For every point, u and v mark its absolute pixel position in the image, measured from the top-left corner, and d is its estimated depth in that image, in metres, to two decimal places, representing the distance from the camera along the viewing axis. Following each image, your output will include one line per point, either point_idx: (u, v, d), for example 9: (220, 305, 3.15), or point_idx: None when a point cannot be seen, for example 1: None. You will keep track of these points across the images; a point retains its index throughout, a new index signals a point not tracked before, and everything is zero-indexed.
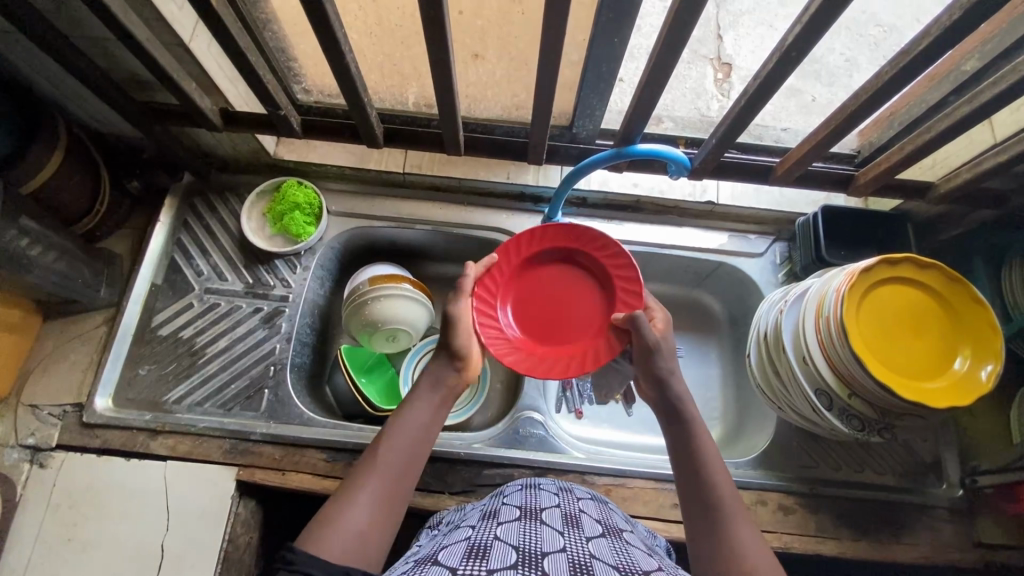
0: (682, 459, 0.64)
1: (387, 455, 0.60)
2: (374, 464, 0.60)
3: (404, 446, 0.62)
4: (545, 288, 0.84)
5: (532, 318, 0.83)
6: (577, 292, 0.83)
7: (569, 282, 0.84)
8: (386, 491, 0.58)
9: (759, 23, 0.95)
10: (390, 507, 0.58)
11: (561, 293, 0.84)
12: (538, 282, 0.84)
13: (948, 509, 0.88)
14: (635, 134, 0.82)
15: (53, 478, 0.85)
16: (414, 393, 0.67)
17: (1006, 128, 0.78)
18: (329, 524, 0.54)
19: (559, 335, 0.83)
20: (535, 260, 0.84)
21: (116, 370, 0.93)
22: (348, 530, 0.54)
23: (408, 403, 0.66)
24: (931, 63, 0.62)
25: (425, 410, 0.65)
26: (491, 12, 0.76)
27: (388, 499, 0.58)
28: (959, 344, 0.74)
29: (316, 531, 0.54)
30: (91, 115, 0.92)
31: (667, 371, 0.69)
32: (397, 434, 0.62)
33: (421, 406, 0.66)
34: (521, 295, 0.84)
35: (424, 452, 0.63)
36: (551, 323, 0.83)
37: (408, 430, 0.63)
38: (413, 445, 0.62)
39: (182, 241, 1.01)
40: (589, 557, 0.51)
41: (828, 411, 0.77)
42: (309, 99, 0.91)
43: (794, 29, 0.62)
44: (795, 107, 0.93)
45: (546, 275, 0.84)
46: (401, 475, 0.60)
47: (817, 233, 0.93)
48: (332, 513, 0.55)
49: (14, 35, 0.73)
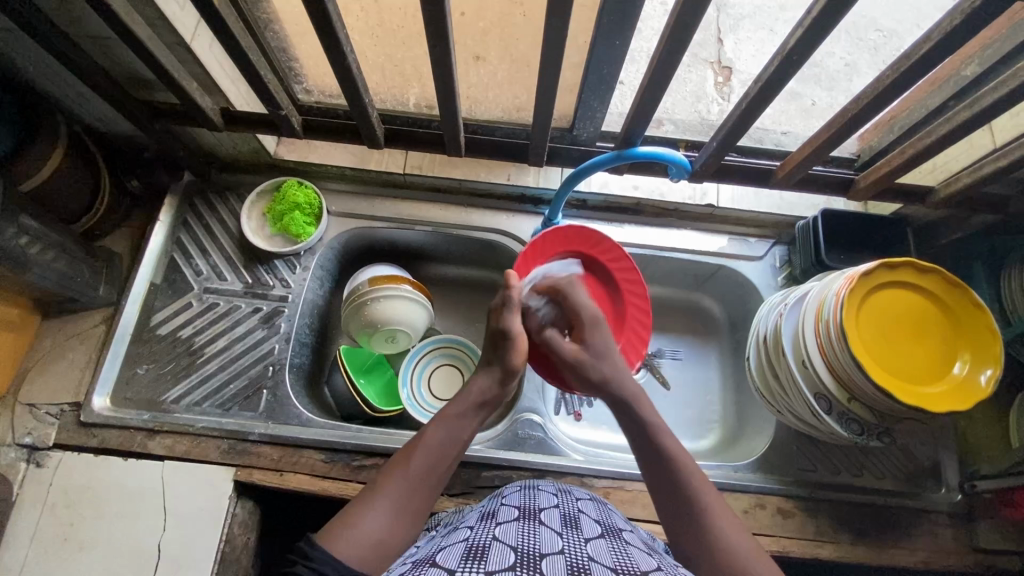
0: (658, 473, 0.64)
1: (414, 461, 0.62)
2: (401, 471, 0.61)
3: (433, 456, 0.64)
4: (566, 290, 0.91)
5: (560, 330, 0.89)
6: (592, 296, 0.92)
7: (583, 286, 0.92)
8: (408, 498, 0.60)
9: (759, 26, 0.93)
10: (413, 513, 0.59)
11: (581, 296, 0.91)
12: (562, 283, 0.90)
13: (947, 514, 0.88)
14: (636, 135, 0.82)
15: (50, 478, 0.85)
16: (451, 407, 0.70)
17: (1006, 133, 0.79)
18: (348, 527, 0.55)
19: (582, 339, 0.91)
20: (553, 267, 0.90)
21: (114, 369, 0.92)
22: (367, 534, 0.55)
23: (444, 414, 0.69)
24: (931, 68, 0.63)
25: (458, 424, 0.68)
26: (493, 14, 0.76)
27: (411, 505, 0.59)
28: (958, 349, 0.74)
29: (333, 532, 0.54)
30: (91, 113, 0.92)
31: (604, 376, 0.74)
32: (428, 443, 0.64)
33: (455, 420, 0.68)
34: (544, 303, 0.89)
35: (448, 461, 0.65)
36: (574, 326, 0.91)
37: (435, 441, 0.65)
38: (441, 455, 0.64)
39: (181, 240, 1.01)
40: (587, 559, 0.51)
41: (827, 415, 0.77)
42: (310, 99, 0.90)
43: (795, 33, 0.62)
44: (796, 111, 0.93)
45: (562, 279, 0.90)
46: (427, 483, 0.62)
47: (817, 236, 0.93)
48: (351, 518, 0.56)
49: (16, 33, 0.73)
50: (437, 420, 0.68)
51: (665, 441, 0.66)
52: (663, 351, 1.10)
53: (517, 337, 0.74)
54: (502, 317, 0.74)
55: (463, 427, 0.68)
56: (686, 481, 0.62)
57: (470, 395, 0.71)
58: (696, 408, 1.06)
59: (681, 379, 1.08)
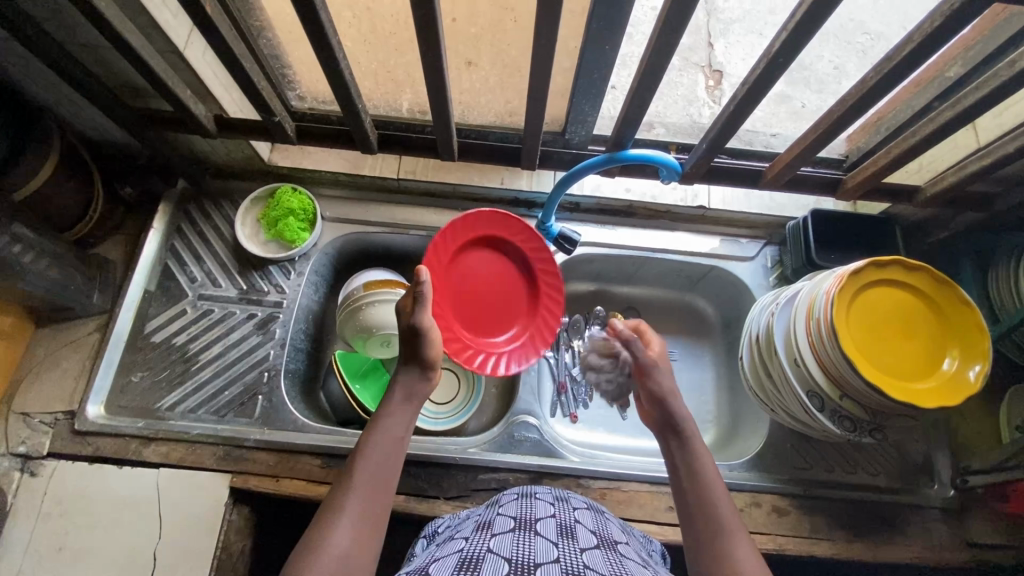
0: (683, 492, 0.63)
1: (363, 472, 0.61)
2: (349, 485, 0.60)
3: (379, 461, 0.62)
4: (478, 275, 0.91)
5: (468, 305, 0.90)
6: (486, 273, 0.92)
7: (495, 272, 0.92)
8: (365, 509, 0.58)
9: (749, 31, 0.92)
10: (374, 524, 0.58)
11: (482, 274, 0.91)
12: (483, 265, 0.91)
13: (941, 509, 0.89)
14: (627, 139, 0.83)
15: (44, 487, 0.85)
16: (384, 407, 0.68)
17: (990, 132, 0.80)
18: (314, 550, 0.54)
19: (470, 312, 0.91)
20: (455, 261, 0.89)
21: (107, 378, 0.92)
22: (328, 554, 0.54)
23: (378, 417, 0.67)
24: (914, 69, 0.63)
25: (398, 422, 0.66)
26: (484, 20, 0.77)
27: (370, 515, 0.58)
28: (947, 345, 0.75)
29: (299, 560, 0.53)
30: (85, 122, 0.92)
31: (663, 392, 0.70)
32: (370, 451, 0.63)
33: (390, 419, 0.66)
34: (455, 300, 0.90)
35: (395, 459, 0.64)
36: (472, 299, 0.91)
37: (381, 444, 0.64)
38: (386, 458, 0.63)
39: (175, 248, 1.01)
40: (583, 568, 0.51)
41: (819, 412, 0.77)
42: (303, 106, 0.91)
43: (780, 36, 0.63)
44: (786, 113, 0.95)
45: (471, 279, 0.91)
46: (379, 490, 0.61)
47: (808, 236, 0.94)
48: (312, 541, 0.55)
49: (8, 43, 0.73)
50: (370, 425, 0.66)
51: (699, 469, 0.63)
52: None
53: (428, 331, 0.71)
54: (413, 312, 0.71)
55: (397, 422, 0.67)
56: (709, 509, 0.60)
57: (395, 394, 0.69)
58: (693, 408, 1.06)
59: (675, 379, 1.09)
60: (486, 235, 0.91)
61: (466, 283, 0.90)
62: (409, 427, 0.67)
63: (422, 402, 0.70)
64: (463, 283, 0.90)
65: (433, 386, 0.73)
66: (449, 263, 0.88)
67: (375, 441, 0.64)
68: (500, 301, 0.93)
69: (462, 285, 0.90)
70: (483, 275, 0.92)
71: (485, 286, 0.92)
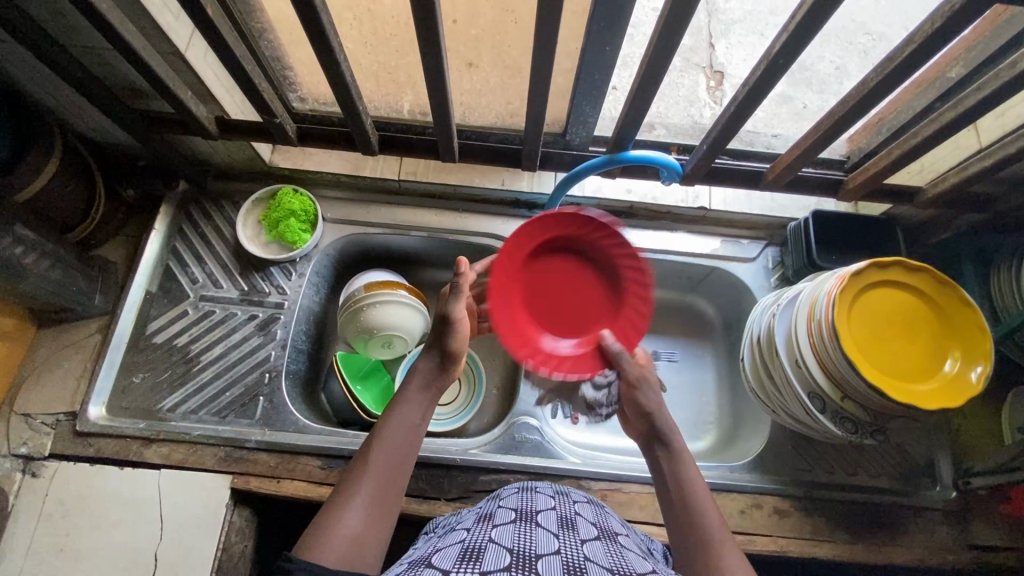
0: (668, 497, 0.64)
1: (377, 457, 0.61)
2: (364, 468, 0.60)
3: (394, 447, 0.62)
4: (564, 276, 0.76)
5: (543, 302, 0.77)
6: (575, 277, 0.77)
7: (583, 277, 0.77)
8: (378, 494, 0.59)
9: (750, 31, 0.93)
10: (386, 510, 0.59)
11: (568, 275, 0.76)
12: (571, 265, 0.76)
13: (943, 511, 0.89)
14: (628, 140, 0.82)
15: (45, 488, 0.85)
16: (402, 392, 0.68)
17: (992, 132, 0.80)
18: (324, 532, 0.54)
19: (545, 310, 0.77)
20: (540, 255, 0.76)
21: (109, 379, 0.92)
22: (340, 535, 0.54)
23: (395, 403, 0.67)
24: (915, 69, 0.63)
25: (414, 410, 0.66)
26: (485, 22, 0.77)
27: (382, 500, 0.59)
28: (949, 346, 0.75)
29: (311, 540, 0.54)
30: (87, 124, 0.93)
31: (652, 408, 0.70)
32: (386, 436, 0.63)
33: (408, 405, 0.66)
34: (526, 298, 0.77)
35: (411, 446, 0.64)
36: (548, 299, 0.77)
37: (398, 430, 0.64)
38: (402, 444, 0.63)
39: (177, 249, 1.01)
40: (583, 560, 0.51)
41: (821, 413, 0.77)
42: (304, 107, 0.91)
43: (780, 37, 0.63)
44: (788, 114, 0.94)
45: (550, 276, 0.77)
46: (394, 477, 0.61)
47: (809, 237, 0.94)
48: (325, 521, 0.55)
49: (10, 45, 0.73)
50: (389, 410, 0.66)
51: (684, 477, 0.64)
52: (659, 353, 1.11)
53: (456, 322, 0.70)
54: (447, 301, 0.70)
55: (414, 410, 0.66)
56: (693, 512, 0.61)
57: (415, 379, 0.68)
58: (694, 409, 1.06)
59: (677, 380, 1.08)
60: (580, 231, 0.74)
61: (548, 278, 0.76)
62: (425, 415, 0.67)
63: (439, 392, 0.69)
64: (544, 275, 0.76)
65: (454, 376, 0.71)
66: (537, 251, 0.76)
67: (391, 428, 0.64)
68: (584, 304, 0.77)
69: (543, 281, 0.77)
70: (568, 277, 0.76)
71: (567, 284, 0.77)
